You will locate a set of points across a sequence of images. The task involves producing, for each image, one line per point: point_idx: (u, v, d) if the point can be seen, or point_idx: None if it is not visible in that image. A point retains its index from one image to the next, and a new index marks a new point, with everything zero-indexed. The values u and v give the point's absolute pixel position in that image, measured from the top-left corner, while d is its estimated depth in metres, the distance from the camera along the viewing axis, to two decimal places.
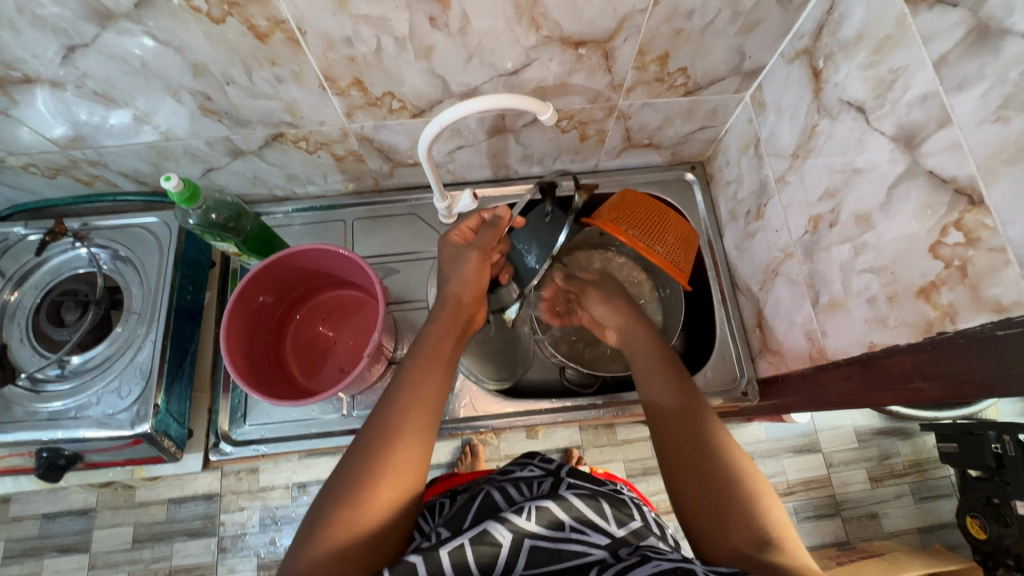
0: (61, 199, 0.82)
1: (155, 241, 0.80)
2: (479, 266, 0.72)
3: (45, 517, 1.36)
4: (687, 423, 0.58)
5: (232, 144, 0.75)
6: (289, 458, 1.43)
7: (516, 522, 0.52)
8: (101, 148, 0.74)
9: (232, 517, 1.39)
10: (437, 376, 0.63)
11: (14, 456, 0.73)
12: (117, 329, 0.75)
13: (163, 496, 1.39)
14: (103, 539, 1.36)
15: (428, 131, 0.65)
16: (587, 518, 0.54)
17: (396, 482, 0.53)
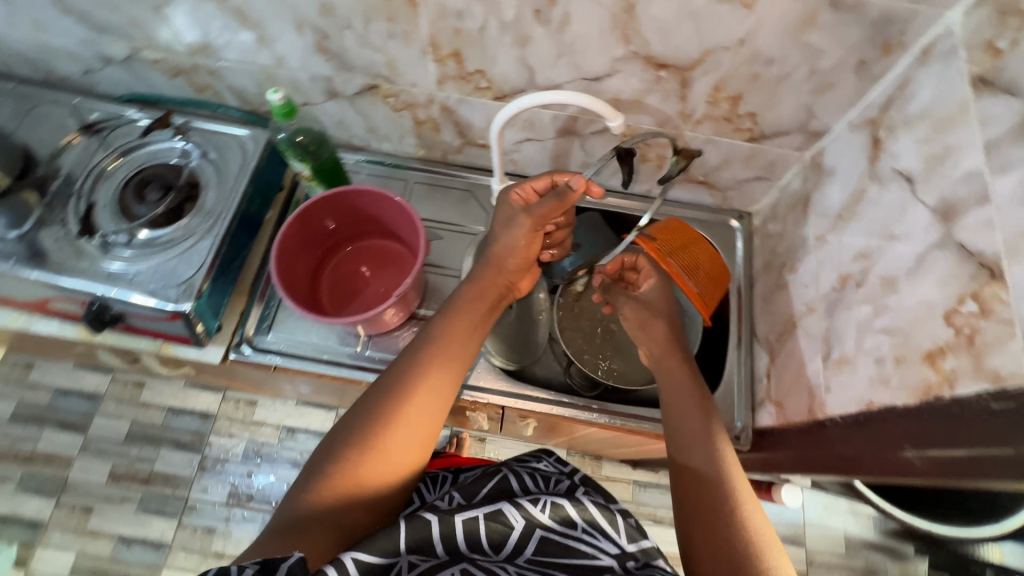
0: (173, 99, 0.92)
1: (241, 151, 0.87)
2: (525, 240, 0.75)
3: (57, 391, 1.47)
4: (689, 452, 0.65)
5: (332, 85, 0.84)
6: (287, 401, 1.49)
7: (530, 511, 0.57)
8: (221, 60, 0.83)
9: (220, 440, 1.46)
10: (461, 343, 0.69)
11: (67, 302, 0.80)
12: (187, 218, 0.83)
13: (165, 403, 1.48)
14: (101, 426, 1.45)
15: (504, 112, 0.72)
16: (598, 524, 0.57)
17: (410, 443, 0.60)
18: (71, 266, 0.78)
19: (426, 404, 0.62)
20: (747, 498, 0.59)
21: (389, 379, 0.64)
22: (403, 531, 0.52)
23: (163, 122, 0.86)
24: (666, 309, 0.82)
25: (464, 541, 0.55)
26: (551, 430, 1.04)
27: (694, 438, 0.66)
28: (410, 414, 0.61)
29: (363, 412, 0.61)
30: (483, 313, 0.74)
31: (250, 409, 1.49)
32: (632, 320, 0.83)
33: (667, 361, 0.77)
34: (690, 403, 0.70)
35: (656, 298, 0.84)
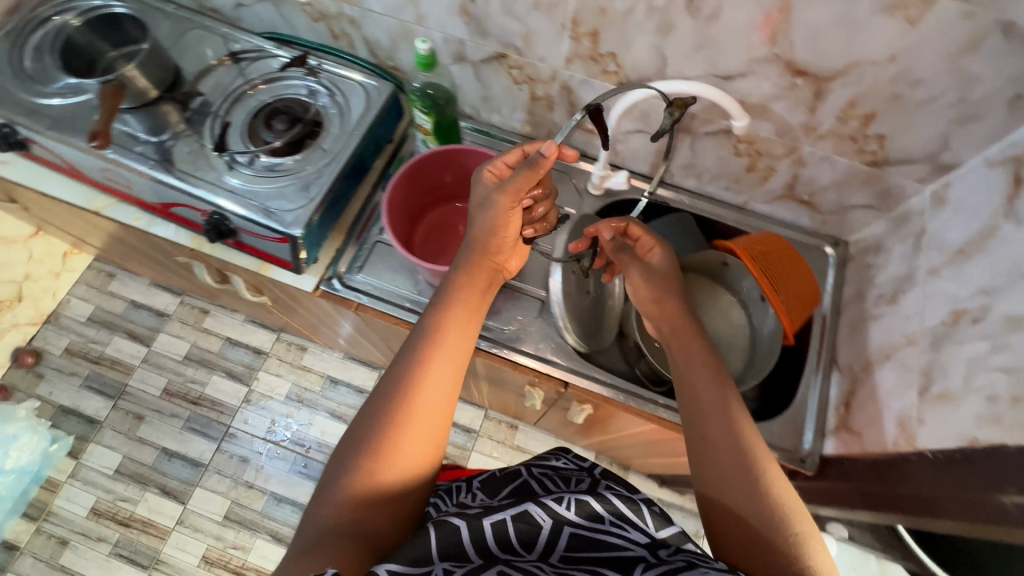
0: (307, 42, 0.98)
1: (366, 99, 0.92)
2: (509, 218, 0.74)
3: (131, 303, 1.87)
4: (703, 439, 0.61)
5: (462, 49, 0.87)
6: (335, 355, 1.82)
7: (556, 509, 0.55)
8: (365, 11, 0.88)
9: (266, 377, 1.79)
10: (461, 329, 0.69)
11: (189, 209, 0.86)
12: (308, 152, 0.88)
13: (225, 333, 1.85)
14: (165, 342, 1.83)
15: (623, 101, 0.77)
16: (626, 515, 0.56)
17: (421, 434, 0.60)
18: (201, 178, 0.84)
19: (428, 392, 0.62)
20: (783, 496, 0.56)
21: (390, 378, 0.64)
22: (433, 538, 0.52)
23: (301, 61, 0.92)
24: (663, 284, 0.76)
25: (494, 543, 0.54)
26: (603, 420, 1.04)
27: (708, 441, 0.60)
28: (416, 406, 0.61)
29: (366, 422, 0.61)
30: (479, 295, 0.74)
31: (300, 353, 1.83)
32: (642, 284, 0.77)
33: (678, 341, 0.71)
34: (696, 403, 0.64)
35: (665, 270, 0.78)
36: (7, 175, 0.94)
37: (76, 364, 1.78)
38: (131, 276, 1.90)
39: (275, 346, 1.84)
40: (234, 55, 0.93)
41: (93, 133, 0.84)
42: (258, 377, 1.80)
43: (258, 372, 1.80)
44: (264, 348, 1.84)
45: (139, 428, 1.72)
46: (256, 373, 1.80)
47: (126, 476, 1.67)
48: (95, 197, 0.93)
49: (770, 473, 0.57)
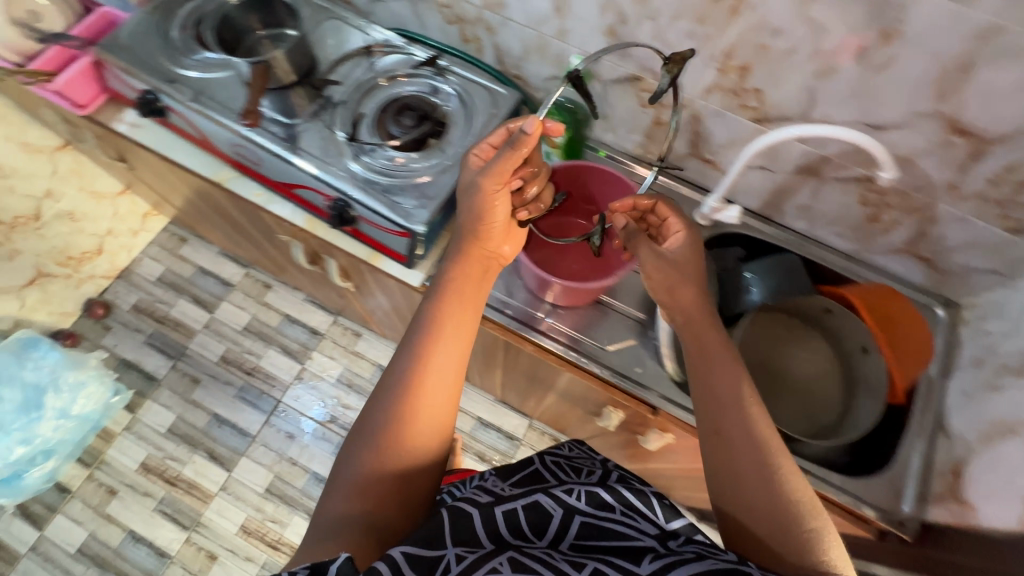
0: (436, 41, 0.98)
1: (493, 105, 0.92)
2: (495, 197, 0.73)
3: (199, 269, 1.92)
4: (721, 442, 0.59)
5: (595, 67, 0.88)
6: (387, 344, 1.84)
7: (567, 500, 0.60)
8: (505, 20, 0.89)
9: (319, 359, 1.82)
10: (456, 318, 0.69)
11: (312, 193, 0.89)
12: (433, 150, 0.89)
13: (284, 310, 1.89)
14: (227, 311, 1.87)
15: (766, 137, 0.78)
16: (635, 508, 0.60)
17: (423, 421, 0.62)
18: (330, 164, 0.87)
19: (426, 378, 0.64)
20: (801, 500, 0.55)
21: (391, 373, 0.65)
22: (446, 518, 0.56)
23: (432, 62, 0.92)
24: (683, 270, 0.71)
25: (506, 529, 0.58)
26: (678, 451, 1.04)
27: (722, 440, 0.59)
28: (421, 396, 0.63)
29: (368, 419, 0.63)
30: (476, 282, 0.73)
31: (354, 338, 1.86)
32: (655, 265, 0.72)
33: (695, 335, 0.68)
34: (705, 402, 0.62)
35: (682, 252, 0.72)
36: (139, 138, 0.98)
37: (142, 321, 1.84)
38: (202, 243, 1.95)
39: (331, 329, 1.87)
40: (367, 47, 0.94)
41: (245, 110, 0.88)
42: (311, 357, 1.83)
43: (311, 352, 1.83)
44: (320, 329, 1.87)
45: (194, 391, 1.76)
46: (310, 353, 1.83)
47: (177, 436, 1.71)
48: (220, 170, 0.96)
49: (785, 469, 0.56)
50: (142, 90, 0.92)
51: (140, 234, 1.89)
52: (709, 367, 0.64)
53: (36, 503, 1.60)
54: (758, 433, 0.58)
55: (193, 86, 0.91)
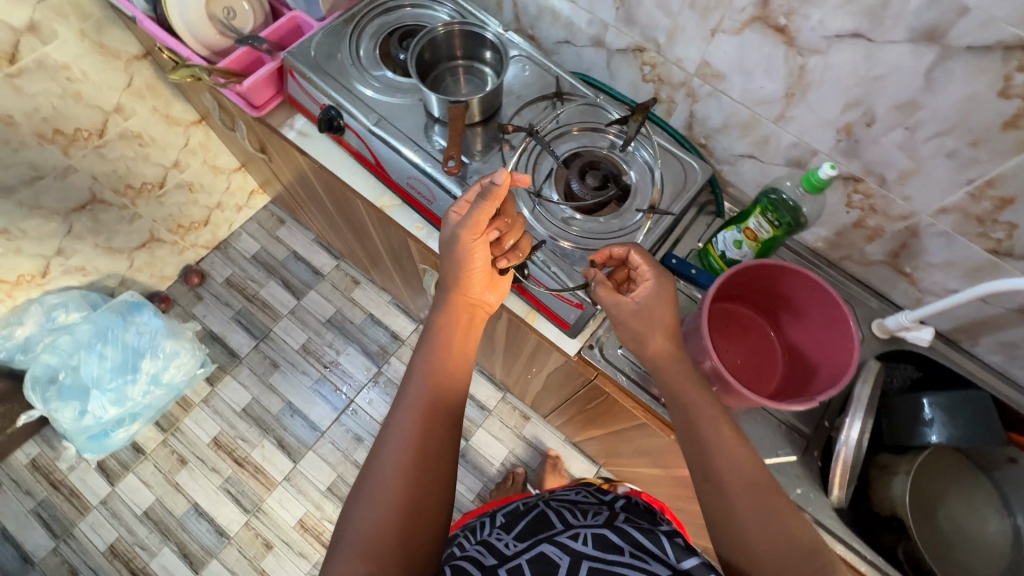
0: (625, 97, 0.94)
1: (683, 179, 0.87)
2: (481, 248, 0.71)
3: (293, 254, 1.94)
4: (722, 512, 0.57)
5: (806, 158, 0.81)
6: None
7: (576, 548, 0.63)
8: (714, 92, 0.83)
9: (396, 364, 1.81)
10: (446, 367, 0.68)
11: None
12: (616, 218, 0.84)
13: (368, 309, 1.88)
14: (313, 301, 1.88)
15: (1011, 281, 0.68)
16: (643, 550, 0.63)
17: (423, 462, 0.60)
18: None
19: (430, 418, 0.63)
20: (810, 552, 0.54)
21: (387, 432, 0.62)
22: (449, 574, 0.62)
23: (625, 121, 0.87)
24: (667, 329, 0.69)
25: None
26: None
27: (722, 492, 0.58)
28: (419, 450, 0.61)
29: (369, 474, 0.60)
30: (463, 330, 0.73)
31: None
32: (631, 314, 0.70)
33: (683, 406, 0.66)
34: (697, 458, 0.62)
35: (651, 302, 0.70)
36: (306, 148, 0.96)
37: (232, 296, 1.86)
38: (299, 228, 1.97)
39: (412, 337, 1.85)
40: (558, 94, 0.89)
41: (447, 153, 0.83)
42: (389, 362, 1.81)
43: (390, 357, 1.82)
44: (402, 334, 1.85)
45: (272, 375, 1.78)
46: (388, 357, 1.82)
47: (250, 417, 1.72)
48: (382, 195, 0.93)
49: (778, 512, 0.56)
50: (325, 105, 0.91)
51: (244, 210, 1.92)
52: (692, 417, 0.65)
53: (113, 460, 1.64)
54: (751, 473, 0.58)
55: (378, 110, 0.89)
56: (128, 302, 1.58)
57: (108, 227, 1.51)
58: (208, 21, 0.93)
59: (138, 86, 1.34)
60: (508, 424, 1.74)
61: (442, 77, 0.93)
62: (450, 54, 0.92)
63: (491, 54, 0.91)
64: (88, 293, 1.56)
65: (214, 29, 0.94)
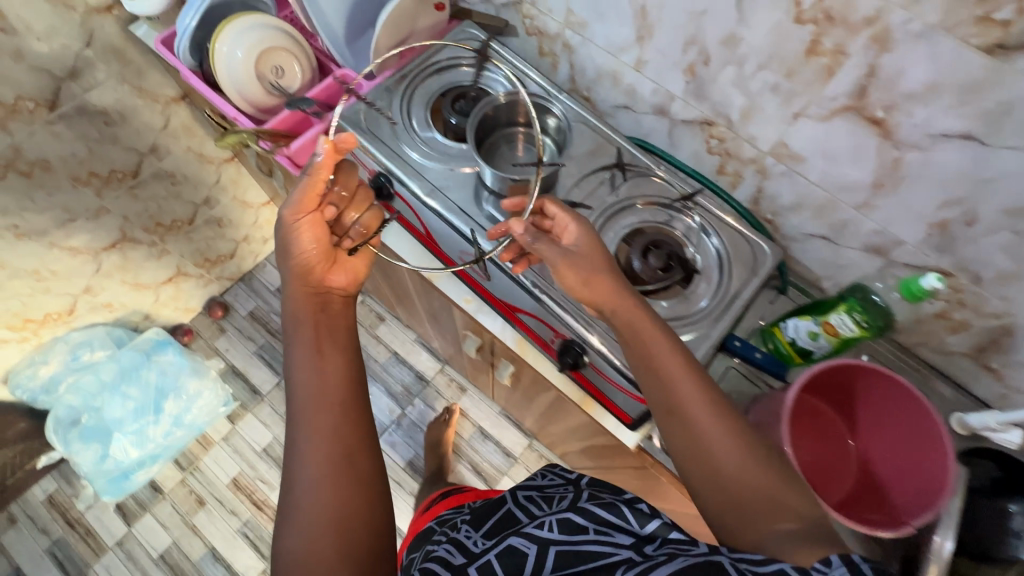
0: (685, 167, 0.89)
1: (751, 261, 0.81)
2: (309, 226, 0.67)
3: None
4: (686, 446, 0.56)
5: (889, 247, 0.76)
6: (490, 407, 1.77)
7: (540, 534, 0.54)
8: (789, 171, 0.78)
9: (422, 406, 1.77)
10: (325, 353, 0.63)
11: (540, 323, 0.81)
12: (680, 302, 0.79)
13: (393, 347, 1.84)
14: None
15: None
16: (608, 520, 0.54)
17: (338, 454, 0.57)
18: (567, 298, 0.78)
19: (321, 403, 0.60)
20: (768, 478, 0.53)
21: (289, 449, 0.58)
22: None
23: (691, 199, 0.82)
24: (600, 258, 0.67)
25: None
26: None
27: (690, 419, 0.56)
28: (329, 446, 0.57)
29: (293, 494, 0.55)
30: (318, 310, 0.67)
31: (457, 392, 1.80)
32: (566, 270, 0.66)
33: (637, 352, 0.62)
34: (657, 388, 0.59)
35: (586, 246, 0.68)
36: None
37: (255, 330, 1.83)
38: None
39: (437, 378, 1.80)
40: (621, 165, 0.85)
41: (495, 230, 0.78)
42: (413, 404, 1.77)
43: (414, 399, 1.77)
44: (426, 374, 1.81)
45: None
46: (412, 399, 1.78)
47: (270, 458, 1.67)
48: (430, 266, 0.88)
49: (744, 430, 0.56)
50: (374, 170, 0.88)
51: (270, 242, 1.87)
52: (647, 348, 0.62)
53: (130, 500, 1.60)
54: (712, 397, 0.57)
55: (430, 178, 0.86)
56: (155, 338, 1.55)
57: (135, 265, 1.49)
58: (257, 81, 0.90)
59: (173, 127, 1.31)
60: (534, 472, 1.69)
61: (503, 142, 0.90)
62: (510, 120, 0.89)
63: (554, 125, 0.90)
64: (114, 329, 1.53)
65: (261, 88, 0.90)
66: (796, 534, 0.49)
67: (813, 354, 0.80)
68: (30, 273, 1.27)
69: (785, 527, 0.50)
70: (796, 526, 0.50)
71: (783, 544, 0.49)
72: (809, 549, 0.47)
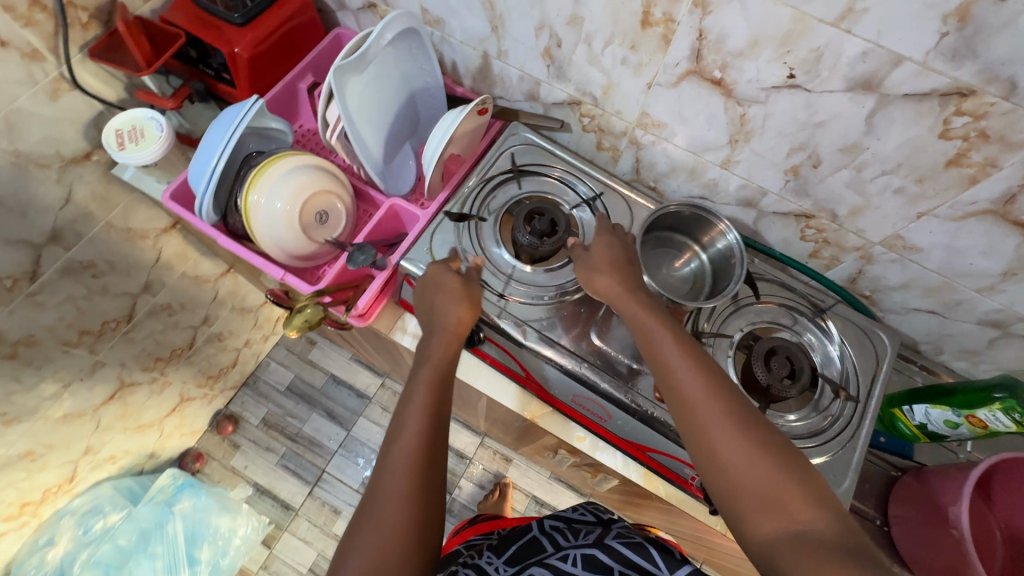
0: (772, 253, 0.85)
1: (873, 354, 0.79)
2: (461, 304, 0.68)
3: (332, 378, 1.53)
4: (700, 432, 0.53)
5: (1010, 323, 0.75)
6: (540, 471, 1.58)
7: (563, 567, 0.56)
8: (902, 259, 0.75)
9: (469, 486, 1.54)
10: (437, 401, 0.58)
11: (676, 461, 0.75)
12: (814, 409, 0.75)
13: None
14: None
15: None
16: (634, 566, 0.55)
17: (425, 489, 0.52)
18: None
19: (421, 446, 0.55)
20: (791, 466, 0.49)
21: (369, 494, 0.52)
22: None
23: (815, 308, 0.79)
24: (627, 281, 0.66)
25: None
26: None
27: (695, 410, 0.54)
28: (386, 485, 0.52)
29: (365, 514, 0.51)
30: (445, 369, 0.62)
31: (505, 463, 1.58)
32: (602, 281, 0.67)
33: (643, 338, 0.62)
34: (664, 381, 0.58)
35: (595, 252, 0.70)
36: None
37: (273, 439, 1.46)
38: (333, 345, 1.56)
39: (479, 453, 1.58)
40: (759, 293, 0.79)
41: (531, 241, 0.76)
42: (459, 486, 1.55)
43: (460, 480, 1.54)
44: (467, 452, 1.58)
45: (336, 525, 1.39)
46: (458, 481, 1.56)
47: None
48: (534, 408, 0.84)
49: (754, 423, 0.52)
50: None
51: (272, 337, 1.53)
52: (652, 337, 0.61)
53: None
54: (720, 388, 0.54)
55: (522, 315, 0.77)
56: (174, 482, 1.34)
57: (139, 407, 1.24)
58: (302, 232, 0.78)
59: (167, 259, 1.17)
60: None
61: (664, 246, 0.83)
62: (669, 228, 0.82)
63: (717, 243, 0.80)
64: (121, 481, 1.30)
65: (307, 239, 0.79)
66: (809, 536, 0.45)
67: (945, 436, 0.77)
68: (23, 457, 1.05)
69: (807, 522, 0.46)
70: (815, 533, 0.45)
71: (791, 545, 0.45)
72: (826, 560, 0.42)
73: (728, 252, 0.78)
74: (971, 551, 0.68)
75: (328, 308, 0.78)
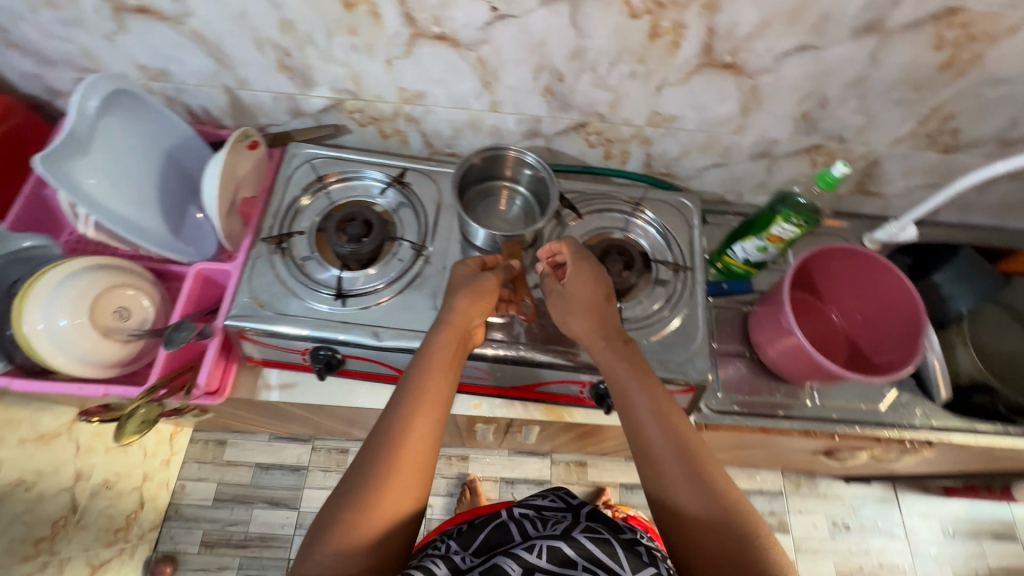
0: (574, 168, 0.90)
1: (682, 218, 0.88)
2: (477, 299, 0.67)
3: (258, 467, 1.30)
4: (664, 476, 0.57)
5: (771, 149, 0.86)
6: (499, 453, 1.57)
7: (526, 558, 0.54)
8: (670, 130, 0.83)
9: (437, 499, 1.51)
10: (416, 457, 0.56)
11: (562, 384, 0.79)
12: (657, 285, 0.82)
13: None
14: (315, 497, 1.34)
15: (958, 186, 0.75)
16: (600, 562, 0.54)
17: (396, 525, 0.54)
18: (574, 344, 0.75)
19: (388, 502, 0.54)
20: (745, 520, 0.54)
21: (322, 530, 0.52)
22: None
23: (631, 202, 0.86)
24: (607, 326, 0.67)
25: None
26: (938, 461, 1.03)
27: (658, 461, 0.58)
28: (344, 523, 0.52)
29: (326, 527, 0.52)
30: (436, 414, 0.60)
31: (463, 463, 1.49)
32: (584, 295, 0.68)
33: (610, 377, 0.64)
34: (630, 424, 0.61)
35: (578, 281, 0.69)
36: (303, 399, 0.82)
37: None
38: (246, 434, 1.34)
39: None
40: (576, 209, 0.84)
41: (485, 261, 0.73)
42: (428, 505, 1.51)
43: None
44: None
45: None
46: None
47: None
48: None
49: (717, 482, 0.56)
50: (309, 348, 0.75)
51: None
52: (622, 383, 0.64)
53: None
54: (682, 444, 0.58)
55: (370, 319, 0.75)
56: None
57: None
58: (104, 337, 0.72)
59: None
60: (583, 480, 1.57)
61: (488, 194, 0.85)
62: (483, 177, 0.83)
63: (527, 173, 0.83)
64: None
65: (115, 343, 0.73)
66: None
67: (764, 260, 0.89)
68: None
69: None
70: None
71: None
72: None
73: (536, 172, 0.81)
74: (815, 352, 0.77)
75: (164, 400, 0.73)
